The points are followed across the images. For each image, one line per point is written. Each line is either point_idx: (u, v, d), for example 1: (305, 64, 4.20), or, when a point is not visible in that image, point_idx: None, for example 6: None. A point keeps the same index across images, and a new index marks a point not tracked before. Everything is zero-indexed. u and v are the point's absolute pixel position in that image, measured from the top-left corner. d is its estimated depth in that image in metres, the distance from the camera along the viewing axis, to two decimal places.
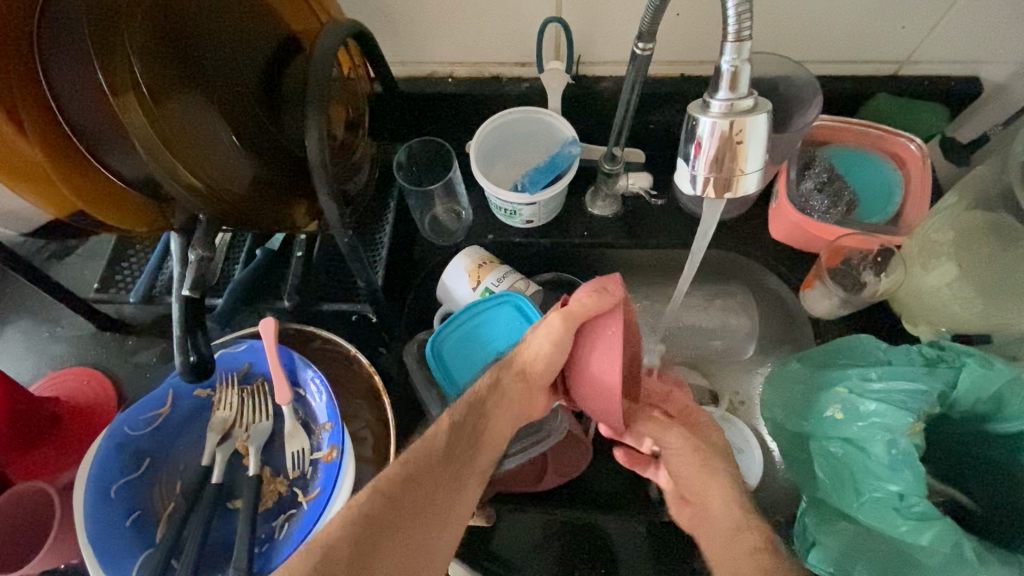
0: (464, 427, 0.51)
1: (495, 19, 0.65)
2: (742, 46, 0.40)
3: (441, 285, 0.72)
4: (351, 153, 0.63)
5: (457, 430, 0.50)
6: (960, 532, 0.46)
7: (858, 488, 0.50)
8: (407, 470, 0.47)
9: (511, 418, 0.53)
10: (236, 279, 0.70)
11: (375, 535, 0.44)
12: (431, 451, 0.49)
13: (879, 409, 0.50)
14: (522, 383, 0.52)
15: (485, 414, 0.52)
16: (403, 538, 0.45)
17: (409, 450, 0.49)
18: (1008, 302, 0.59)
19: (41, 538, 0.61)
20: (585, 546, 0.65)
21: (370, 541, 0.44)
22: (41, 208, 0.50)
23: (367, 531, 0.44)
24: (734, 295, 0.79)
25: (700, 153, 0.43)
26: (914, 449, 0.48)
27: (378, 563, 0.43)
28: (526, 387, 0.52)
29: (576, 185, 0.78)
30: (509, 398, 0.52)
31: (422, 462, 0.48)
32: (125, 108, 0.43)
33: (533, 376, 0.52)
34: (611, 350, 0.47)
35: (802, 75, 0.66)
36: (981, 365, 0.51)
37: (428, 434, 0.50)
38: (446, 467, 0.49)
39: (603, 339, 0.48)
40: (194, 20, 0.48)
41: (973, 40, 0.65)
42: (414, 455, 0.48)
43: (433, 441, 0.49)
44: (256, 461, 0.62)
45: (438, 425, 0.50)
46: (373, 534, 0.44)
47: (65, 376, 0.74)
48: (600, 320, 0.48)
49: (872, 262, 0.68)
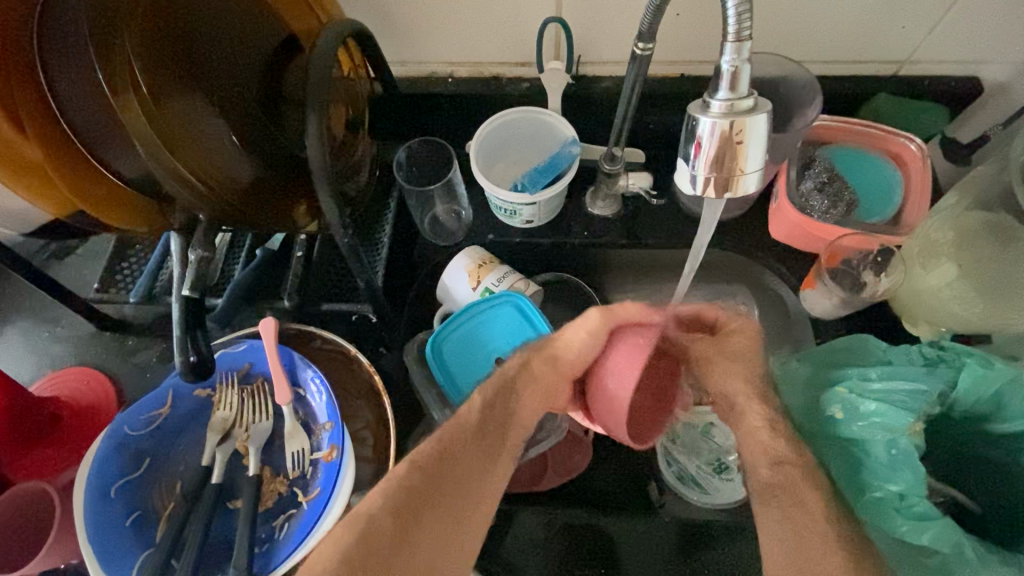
0: (495, 406, 0.48)
1: (495, 20, 0.65)
2: (742, 46, 0.40)
3: (441, 285, 0.72)
4: (350, 153, 0.63)
5: (487, 411, 0.47)
6: (961, 532, 0.46)
7: (862, 487, 0.50)
8: (443, 445, 0.45)
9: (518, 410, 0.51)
10: (235, 279, 0.71)
11: (418, 506, 0.41)
12: (466, 425, 0.46)
13: (878, 409, 0.50)
14: (546, 370, 0.48)
15: (514, 395, 0.48)
16: (443, 510, 0.42)
17: (443, 425, 0.46)
18: (1009, 301, 0.58)
19: (41, 538, 0.61)
20: (586, 547, 0.65)
21: (412, 512, 0.41)
22: (41, 208, 0.50)
23: (410, 501, 0.41)
24: (735, 295, 0.78)
25: (700, 153, 0.43)
26: (914, 450, 0.48)
27: (420, 536, 0.41)
28: (555, 374, 0.48)
29: (576, 185, 0.78)
30: (537, 378, 0.49)
31: (459, 436, 0.45)
32: (125, 107, 0.43)
33: (560, 366, 0.48)
34: (639, 354, 0.46)
35: (801, 75, 0.66)
36: (982, 365, 0.51)
37: (461, 411, 0.47)
38: (483, 441, 0.46)
39: (635, 343, 0.47)
40: (193, 20, 0.48)
41: (973, 40, 0.65)
42: (450, 431, 0.46)
43: (466, 418, 0.47)
44: (256, 461, 0.62)
45: (468, 405, 0.48)
46: (416, 504, 0.41)
47: (65, 376, 0.74)
48: (637, 327, 0.48)
49: (872, 262, 0.68)
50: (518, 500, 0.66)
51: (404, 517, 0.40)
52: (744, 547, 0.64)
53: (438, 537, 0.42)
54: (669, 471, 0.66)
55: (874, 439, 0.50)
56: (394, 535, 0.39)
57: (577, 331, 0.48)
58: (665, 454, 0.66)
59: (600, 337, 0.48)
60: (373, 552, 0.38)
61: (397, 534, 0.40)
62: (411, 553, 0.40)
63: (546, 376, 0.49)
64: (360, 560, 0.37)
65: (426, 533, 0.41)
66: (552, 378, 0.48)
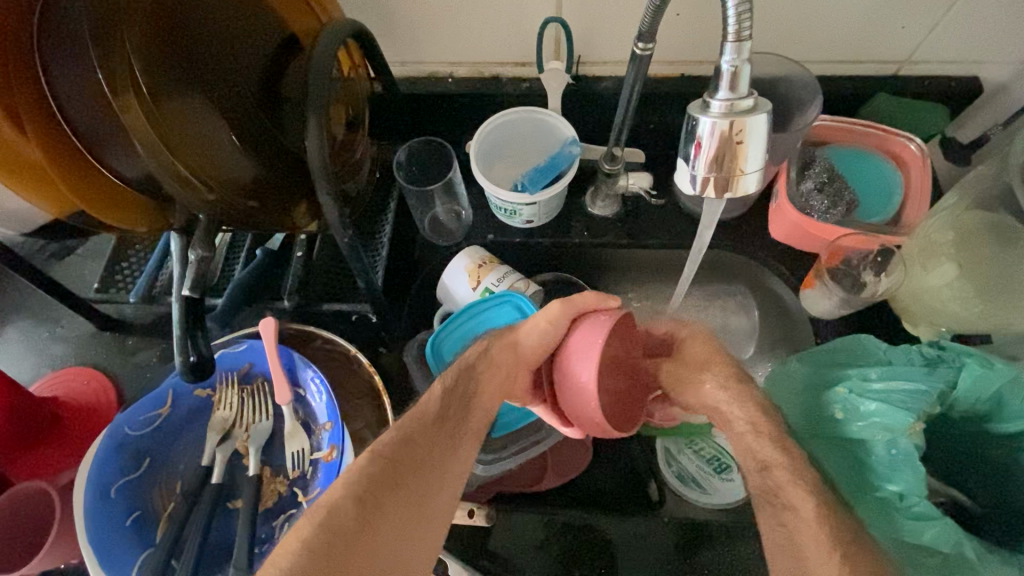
0: (457, 390, 0.51)
1: (495, 20, 0.65)
2: (742, 46, 0.40)
3: (442, 285, 0.72)
4: (351, 152, 0.63)
5: (450, 394, 0.50)
6: (963, 532, 0.46)
7: (866, 485, 0.50)
8: (404, 432, 0.47)
9: (497, 391, 0.52)
10: (235, 278, 0.70)
11: (377, 493, 0.44)
12: (425, 414, 0.49)
13: (878, 410, 0.50)
14: (510, 353, 0.52)
15: (476, 378, 0.52)
16: (403, 495, 0.45)
17: (403, 417, 0.48)
18: (1008, 301, 0.59)
19: (42, 539, 0.61)
20: (586, 547, 0.65)
21: (373, 498, 0.44)
22: (41, 208, 0.50)
23: (372, 488, 0.44)
24: (734, 296, 0.79)
25: (700, 153, 0.43)
26: (914, 450, 0.48)
27: (382, 521, 0.43)
28: (514, 360, 0.52)
29: (576, 185, 0.78)
30: (498, 365, 0.52)
31: (417, 424, 0.48)
32: (125, 108, 0.44)
33: (521, 350, 0.51)
34: (600, 330, 0.47)
35: (802, 75, 0.66)
36: (981, 365, 0.51)
37: (421, 402, 0.49)
38: (441, 428, 0.49)
39: (596, 322, 0.49)
40: (193, 20, 0.48)
41: (973, 40, 0.65)
42: (410, 421, 0.48)
43: (426, 409, 0.49)
44: (256, 461, 0.62)
45: (431, 395, 0.50)
46: (377, 492, 0.44)
47: (65, 376, 0.74)
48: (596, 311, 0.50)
49: (872, 262, 0.68)
50: (517, 500, 0.66)
51: (365, 504, 0.43)
52: (744, 546, 0.64)
53: (401, 518, 0.45)
54: (670, 472, 0.66)
55: (874, 440, 0.50)
56: (356, 520, 0.42)
57: (535, 318, 0.51)
58: (665, 454, 0.68)
59: (562, 324, 0.50)
60: (338, 539, 0.41)
61: (358, 520, 0.42)
62: (373, 537, 0.43)
63: (508, 363, 0.52)
64: (323, 541, 0.41)
65: (387, 519, 0.44)
66: (512, 364, 0.52)
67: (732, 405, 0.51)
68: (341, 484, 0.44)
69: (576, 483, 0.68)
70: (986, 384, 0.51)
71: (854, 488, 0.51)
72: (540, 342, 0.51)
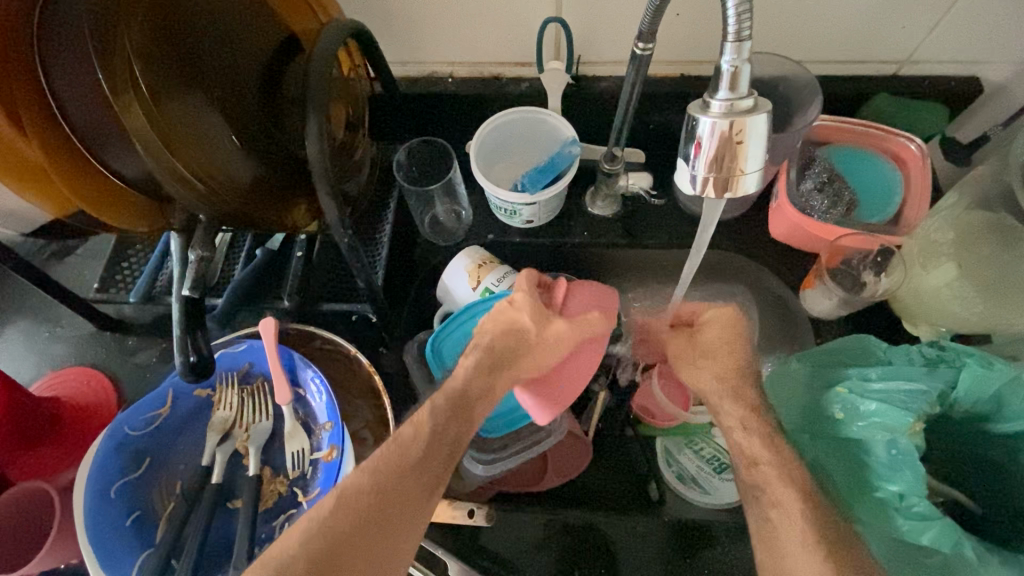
0: (444, 433, 0.51)
1: (495, 19, 0.65)
2: (742, 46, 0.40)
3: (442, 285, 0.72)
4: (351, 153, 0.62)
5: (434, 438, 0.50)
6: (962, 532, 0.45)
7: (867, 486, 0.50)
8: (378, 480, 0.47)
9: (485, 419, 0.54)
10: (236, 279, 0.70)
11: (342, 544, 0.44)
12: (404, 460, 0.48)
13: (878, 410, 0.50)
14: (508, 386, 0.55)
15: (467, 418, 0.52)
16: (368, 547, 0.45)
17: (383, 459, 0.48)
18: (1008, 301, 0.59)
19: (42, 539, 0.61)
20: (586, 547, 0.65)
21: (330, 555, 0.43)
22: (40, 208, 0.50)
23: (330, 546, 0.44)
24: (734, 294, 0.75)
25: (700, 153, 0.43)
26: (914, 449, 0.47)
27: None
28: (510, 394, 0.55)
29: (576, 185, 0.78)
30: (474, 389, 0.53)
31: (392, 472, 0.47)
32: (125, 108, 0.43)
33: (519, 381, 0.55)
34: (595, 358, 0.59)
35: (802, 75, 0.66)
36: (981, 365, 0.51)
37: (404, 444, 0.49)
38: (420, 472, 0.48)
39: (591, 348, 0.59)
40: (194, 21, 0.48)
41: (974, 40, 0.65)
42: (387, 467, 0.47)
43: (407, 453, 0.48)
44: (256, 461, 0.62)
45: (415, 433, 0.49)
46: (335, 549, 0.44)
47: (65, 376, 0.74)
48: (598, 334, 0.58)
49: (872, 262, 0.68)
50: (517, 500, 0.66)
51: (318, 563, 0.43)
52: (744, 547, 0.64)
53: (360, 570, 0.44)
54: (670, 472, 0.67)
55: (874, 440, 0.50)
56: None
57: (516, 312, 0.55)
58: (665, 454, 0.68)
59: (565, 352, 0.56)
60: None
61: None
62: None
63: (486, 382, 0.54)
64: None
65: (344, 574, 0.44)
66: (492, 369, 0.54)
67: None
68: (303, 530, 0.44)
69: (576, 483, 0.68)
70: (986, 384, 0.51)
71: (854, 488, 0.51)
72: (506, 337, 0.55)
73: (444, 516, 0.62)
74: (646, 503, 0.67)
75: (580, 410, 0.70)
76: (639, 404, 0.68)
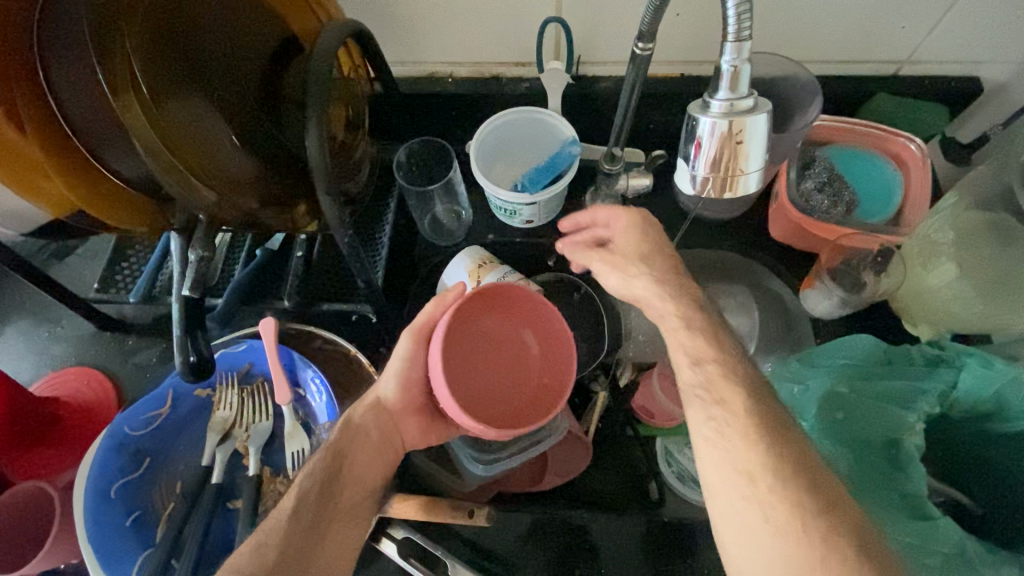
0: (327, 475, 0.52)
1: (495, 19, 0.65)
2: (742, 46, 0.39)
3: (442, 284, 0.70)
4: (351, 153, 0.63)
5: (298, 515, 0.49)
6: (964, 533, 0.46)
7: (891, 478, 0.50)
8: (261, 538, 0.48)
9: (368, 458, 0.56)
10: (235, 279, 0.71)
11: None
12: (280, 514, 0.49)
13: (881, 407, 0.53)
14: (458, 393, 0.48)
15: (344, 460, 0.54)
16: None
17: (263, 522, 0.49)
18: (1008, 301, 0.59)
19: (41, 540, 0.61)
20: (579, 547, 0.65)
21: None
22: (41, 209, 0.50)
23: None
24: (734, 295, 0.71)
25: (700, 153, 0.44)
26: (916, 450, 0.50)
27: None
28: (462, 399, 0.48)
29: (576, 185, 0.78)
30: (365, 432, 0.56)
31: (274, 528, 0.48)
32: (126, 108, 0.43)
33: (457, 391, 0.48)
34: (500, 349, 0.51)
35: (803, 75, 0.66)
36: (982, 365, 0.53)
37: (280, 501, 0.50)
38: (304, 525, 0.49)
39: (489, 337, 0.51)
40: (193, 21, 0.47)
41: (973, 42, 0.65)
42: (267, 527, 0.48)
43: (285, 507, 0.50)
44: (256, 461, 0.62)
45: (290, 496, 0.50)
46: None
47: (65, 376, 0.74)
48: (479, 317, 0.51)
49: (873, 262, 0.67)
50: (517, 500, 0.66)
51: None
52: None
53: None
54: (670, 472, 0.66)
55: (878, 438, 0.52)
56: None
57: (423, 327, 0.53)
58: (665, 454, 0.68)
59: (455, 338, 0.50)
60: None
61: None
62: None
63: (379, 425, 0.56)
64: None
65: None
66: (399, 409, 0.57)
67: None
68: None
69: (576, 483, 0.68)
70: (984, 384, 0.53)
71: (871, 485, 0.50)
72: (403, 380, 0.55)
73: (444, 516, 0.60)
74: (646, 503, 0.66)
75: (580, 408, 0.70)
76: (639, 404, 0.68)
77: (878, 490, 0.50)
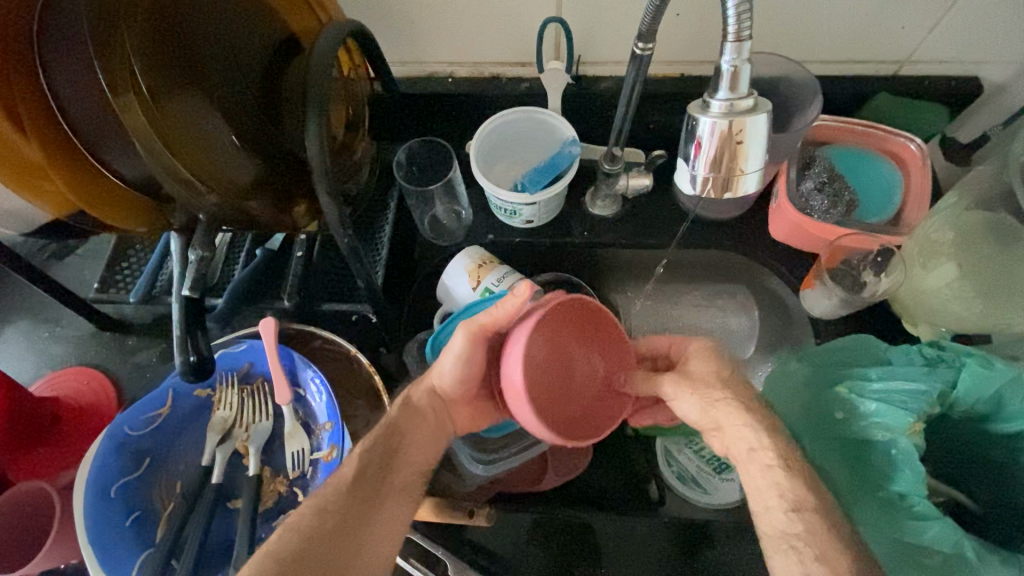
0: (382, 447, 0.50)
1: (495, 19, 0.65)
2: (742, 46, 0.40)
3: (442, 285, 0.71)
4: (351, 153, 0.63)
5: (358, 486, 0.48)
6: (961, 531, 0.47)
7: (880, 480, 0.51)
8: (320, 505, 0.46)
9: (427, 442, 0.53)
10: (235, 279, 0.71)
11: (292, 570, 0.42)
12: (339, 483, 0.48)
13: (879, 410, 0.52)
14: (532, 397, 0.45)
15: (401, 436, 0.52)
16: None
17: (323, 486, 0.48)
18: (1008, 302, 0.58)
19: (41, 541, 0.61)
20: (581, 548, 0.64)
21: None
22: (42, 209, 0.50)
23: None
24: (734, 295, 0.79)
25: (700, 153, 0.44)
26: (914, 449, 0.49)
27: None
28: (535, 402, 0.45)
29: (576, 185, 0.78)
30: (424, 415, 0.53)
31: (330, 496, 0.47)
32: (124, 107, 0.43)
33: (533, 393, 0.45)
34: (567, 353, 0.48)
35: (802, 75, 0.66)
36: (982, 365, 0.52)
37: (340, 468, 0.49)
38: (360, 495, 0.48)
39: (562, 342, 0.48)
40: (193, 22, 0.48)
41: (973, 42, 0.65)
42: (325, 492, 0.47)
43: (343, 475, 0.48)
44: (256, 461, 0.62)
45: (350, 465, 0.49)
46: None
47: (65, 376, 0.75)
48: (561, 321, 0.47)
49: (872, 262, 0.68)
50: (519, 500, 0.66)
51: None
52: (743, 548, 0.63)
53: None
54: (670, 472, 0.67)
55: (876, 439, 0.52)
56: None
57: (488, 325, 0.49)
58: (665, 454, 0.68)
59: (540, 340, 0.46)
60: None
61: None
62: None
63: (437, 412, 0.53)
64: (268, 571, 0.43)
65: None
66: (457, 397, 0.54)
67: (737, 404, 0.49)
68: (258, 559, 0.43)
69: (577, 483, 0.68)
70: (986, 384, 0.52)
71: (856, 487, 0.52)
72: (461, 375, 0.51)
73: (443, 515, 0.61)
74: (646, 504, 0.66)
75: None
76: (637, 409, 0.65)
77: (874, 491, 0.51)
